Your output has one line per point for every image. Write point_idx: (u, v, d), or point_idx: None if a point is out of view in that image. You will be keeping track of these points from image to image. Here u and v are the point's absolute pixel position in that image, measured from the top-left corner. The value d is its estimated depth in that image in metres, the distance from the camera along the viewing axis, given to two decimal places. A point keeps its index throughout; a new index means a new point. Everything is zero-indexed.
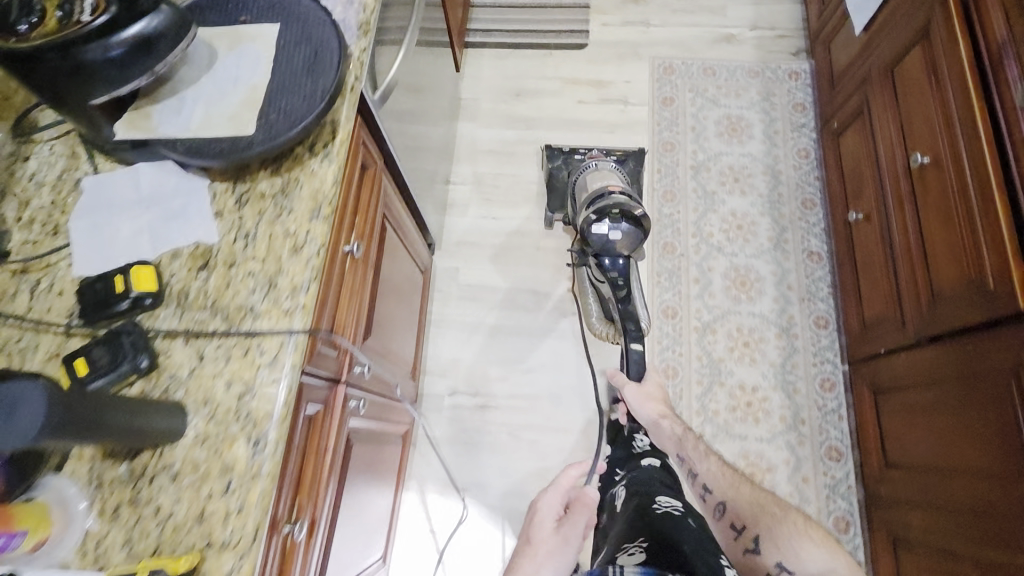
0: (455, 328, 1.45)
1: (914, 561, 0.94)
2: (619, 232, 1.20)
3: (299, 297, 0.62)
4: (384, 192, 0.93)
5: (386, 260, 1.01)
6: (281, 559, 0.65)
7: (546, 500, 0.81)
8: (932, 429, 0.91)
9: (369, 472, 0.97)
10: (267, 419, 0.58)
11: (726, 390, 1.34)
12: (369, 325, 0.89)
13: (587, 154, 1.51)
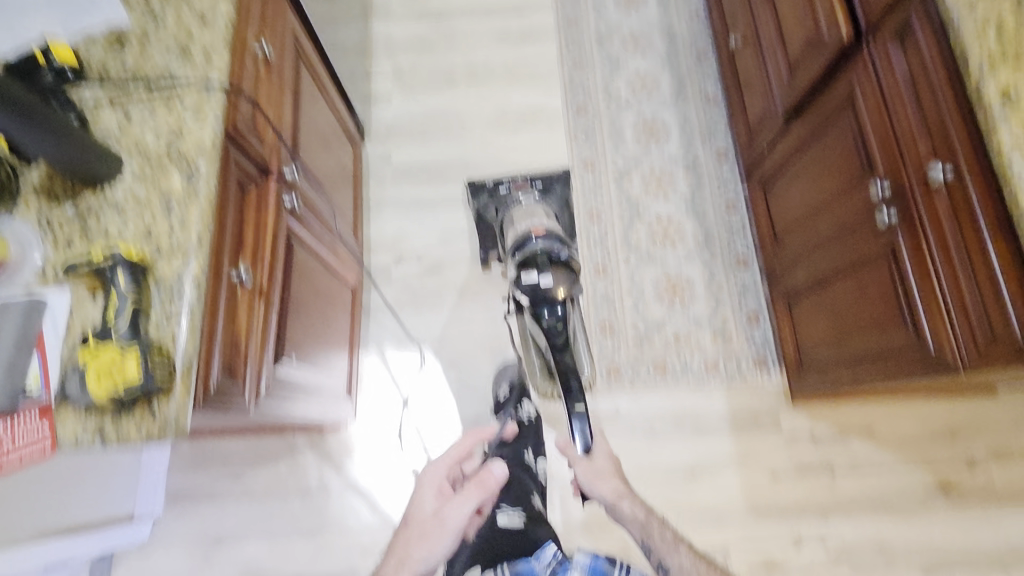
0: (394, 206, 1.50)
1: (810, 303, 1.12)
2: (551, 274, 0.98)
3: (213, 60, 0.71)
4: (291, 27, 1.00)
5: (308, 101, 1.08)
6: (239, 302, 0.74)
7: (430, 474, 1.03)
8: (809, 185, 1.09)
9: (321, 297, 1.07)
10: (199, 155, 0.66)
11: (645, 223, 1.47)
12: (297, 144, 0.98)
13: (512, 185, 1.37)
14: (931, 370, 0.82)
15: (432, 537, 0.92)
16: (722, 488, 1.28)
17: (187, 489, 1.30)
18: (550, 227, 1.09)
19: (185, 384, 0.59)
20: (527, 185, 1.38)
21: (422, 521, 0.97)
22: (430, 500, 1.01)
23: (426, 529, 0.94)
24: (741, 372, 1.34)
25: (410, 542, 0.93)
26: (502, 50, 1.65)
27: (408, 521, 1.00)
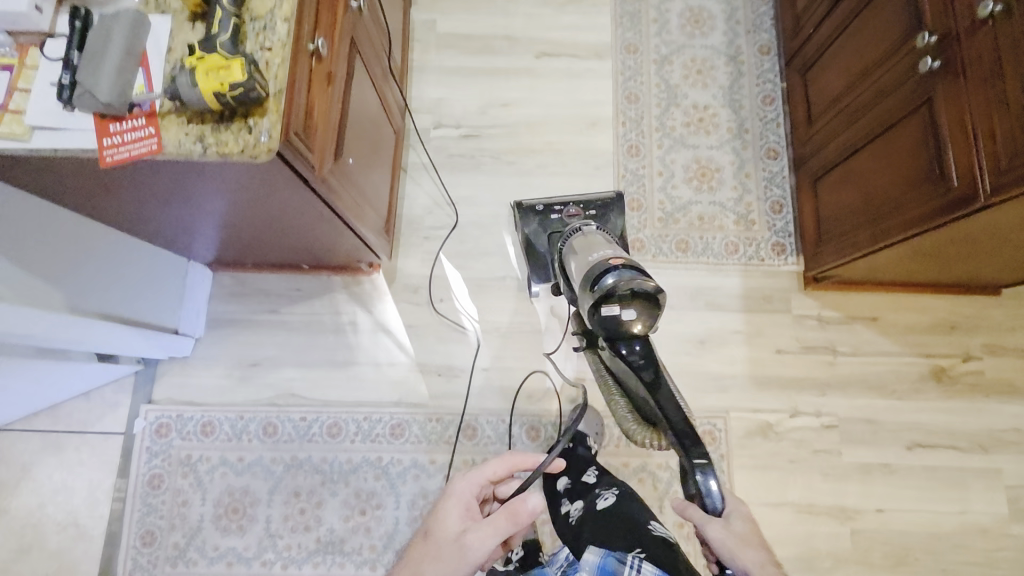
0: (436, 73, 1.52)
1: (836, 175, 1.17)
2: (633, 308, 0.84)
3: None
4: None
5: None
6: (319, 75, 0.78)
7: (460, 486, 0.89)
8: (849, 58, 1.13)
9: (369, 126, 1.11)
10: None
11: (682, 110, 1.49)
12: None
13: (566, 211, 1.26)
14: (951, 213, 0.88)
15: (446, 558, 0.79)
16: (729, 360, 1.35)
17: (226, 317, 1.38)
18: (618, 253, 0.92)
19: (280, 105, 0.63)
20: (582, 214, 1.25)
21: (440, 545, 0.82)
22: (455, 520, 0.86)
23: (437, 549, 0.81)
24: (759, 256, 1.40)
25: (427, 555, 0.82)
26: None
27: (429, 534, 0.86)
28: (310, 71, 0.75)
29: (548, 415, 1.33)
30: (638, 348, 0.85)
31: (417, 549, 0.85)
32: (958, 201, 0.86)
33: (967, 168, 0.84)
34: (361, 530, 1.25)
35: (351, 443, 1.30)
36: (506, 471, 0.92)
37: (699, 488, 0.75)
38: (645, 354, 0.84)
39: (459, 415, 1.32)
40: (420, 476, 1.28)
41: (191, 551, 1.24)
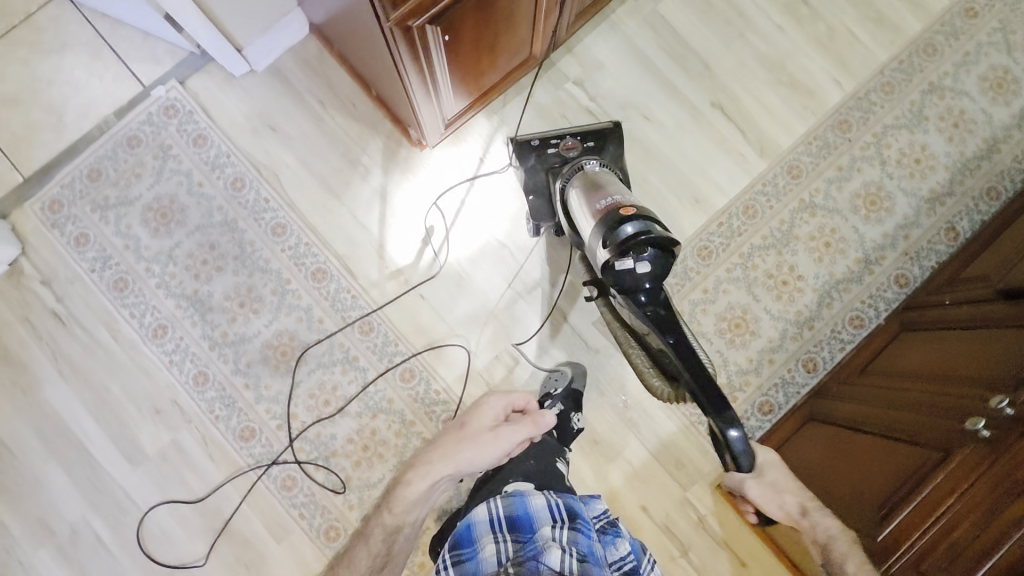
0: (621, 38, 1.40)
1: (826, 429, 1.08)
2: (649, 263, 0.90)
3: None
4: None
5: None
6: None
7: (492, 402, 1.03)
8: (941, 354, 0.99)
9: (503, 30, 1.03)
10: None
11: (778, 259, 1.34)
12: None
13: (563, 142, 1.14)
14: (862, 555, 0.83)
15: (483, 444, 0.95)
16: (601, 475, 1.29)
17: (286, 72, 1.37)
18: (620, 198, 0.96)
19: None
20: (577, 149, 1.14)
21: (474, 436, 0.97)
22: (487, 421, 1.00)
23: (469, 435, 0.97)
24: (709, 427, 1.30)
25: (464, 438, 0.97)
26: (845, 10, 1.42)
27: (461, 425, 1.01)
28: None
29: (430, 373, 1.30)
30: (650, 290, 0.91)
31: (450, 433, 1.00)
32: (878, 556, 0.81)
33: (905, 537, 0.79)
34: (229, 315, 1.30)
35: (281, 251, 1.32)
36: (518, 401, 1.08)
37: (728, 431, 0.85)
38: (658, 295, 0.91)
39: (371, 306, 1.31)
40: (303, 321, 1.30)
41: (111, 213, 1.32)
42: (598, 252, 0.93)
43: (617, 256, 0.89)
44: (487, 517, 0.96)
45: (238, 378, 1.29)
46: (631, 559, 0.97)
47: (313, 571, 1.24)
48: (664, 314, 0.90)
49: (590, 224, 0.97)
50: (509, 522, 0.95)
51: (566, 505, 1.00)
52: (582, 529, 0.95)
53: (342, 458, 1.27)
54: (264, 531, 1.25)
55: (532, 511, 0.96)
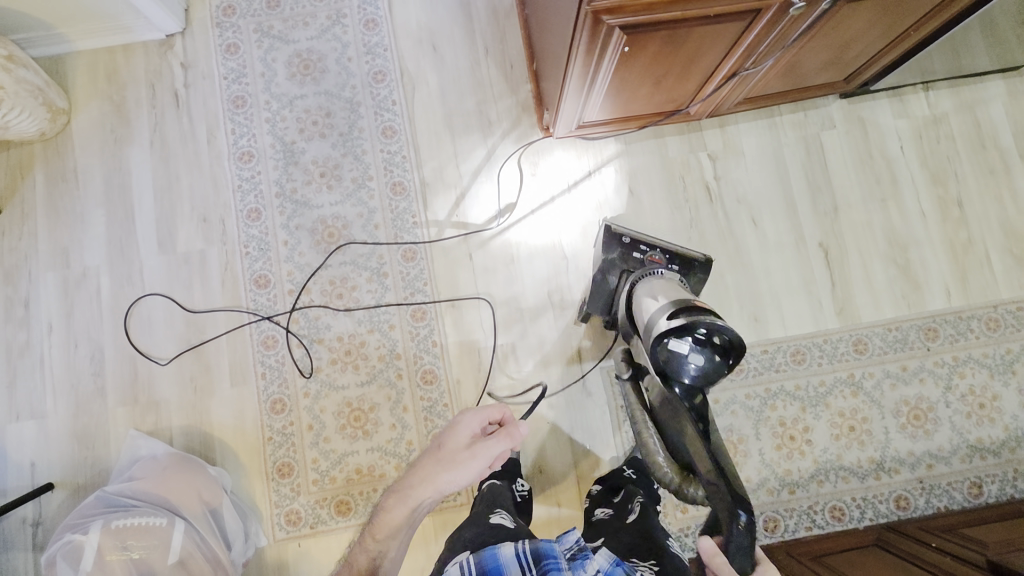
0: (772, 141, 1.41)
1: None
2: (702, 362, 0.94)
3: None
4: None
5: (880, 23, 1.03)
6: None
7: (466, 420, 1.04)
8: None
9: (672, 81, 1.09)
10: None
11: (797, 413, 1.31)
12: (828, 20, 0.97)
13: (650, 253, 1.14)
14: None
15: (462, 461, 0.97)
16: None
17: (473, 11, 1.46)
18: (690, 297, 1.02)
19: None
20: (664, 264, 1.13)
21: (455, 453, 0.99)
22: (465, 437, 1.02)
23: (446, 456, 0.99)
24: None
25: (444, 460, 0.99)
26: (992, 232, 1.38)
27: (441, 445, 1.02)
28: None
29: (438, 324, 1.34)
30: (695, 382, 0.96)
31: (431, 456, 1.02)
32: None
33: None
34: (307, 177, 1.38)
35: (380, 150, 1.40)
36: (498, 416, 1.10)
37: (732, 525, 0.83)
38: (691, 390, 0.97)
39: (423, 238, 1.37)
40: (362, 218, 1.37)
41: (267, 42, 1.43)
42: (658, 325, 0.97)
43: (677, 335, 0.93)
44: None
45: (282, 232, 1.36)
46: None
47: (243, 425, 1.29)
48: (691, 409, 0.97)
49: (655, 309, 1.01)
50: (514, 561, 0.83)
51: (535, 547, 0.85)
52: (552, 565, 0.81)
53: (323, 349, 1.32)
54: (225, 367, 1.31)
55: (500, 563, 0.83)
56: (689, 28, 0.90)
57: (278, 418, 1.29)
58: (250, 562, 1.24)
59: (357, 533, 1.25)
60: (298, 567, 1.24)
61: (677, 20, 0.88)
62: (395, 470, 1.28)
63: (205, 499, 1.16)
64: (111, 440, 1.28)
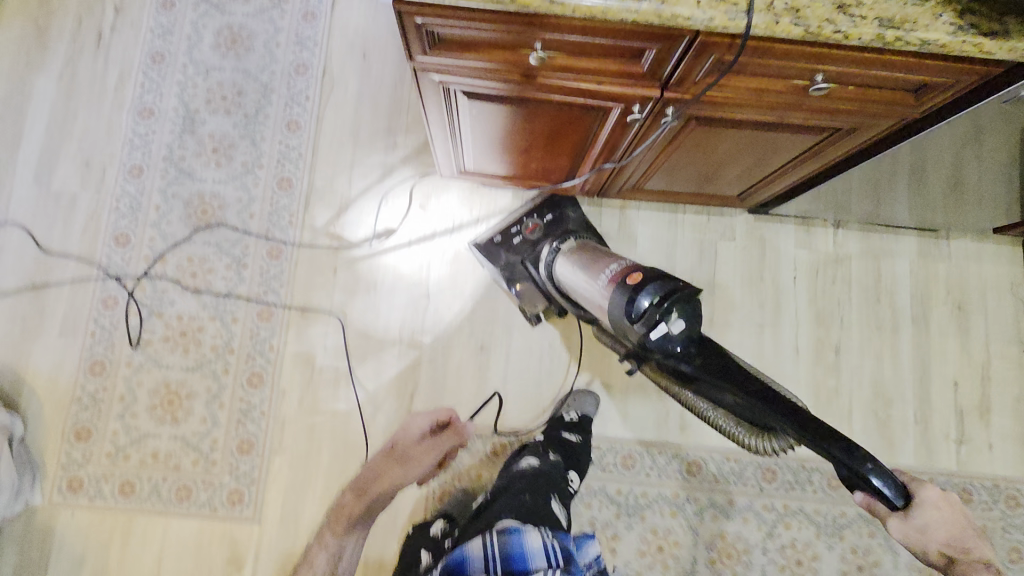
0: (668, 238, 1.38)
1: None
2: (682, 319, 0.87)
3: (755, 13, 0.61)
4: (840, 141, 0.90)
5: (754, 154, 0.99)
6: (507, 51, 0.74)
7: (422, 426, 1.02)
8: None
9: (543, 151, 1.05)
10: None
11: (608, 519, 1.26)
12: (688, 137, 0.92)
13: (524, 225, 1.26)
14: None
15: None
16: (312, 531, 1.25)
17: None
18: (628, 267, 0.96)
19: (433, 6, 0.67)
20: (537, 222, 1.26)
21: None
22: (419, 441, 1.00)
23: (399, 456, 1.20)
24: None
25: None
26: (860, 389, 1.33)
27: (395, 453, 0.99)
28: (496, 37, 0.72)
29: (281, 330, 1.31)
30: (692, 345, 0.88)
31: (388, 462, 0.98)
32: None
33: None
34: (198, 149, 1.35)
35: (279, 142, 1.37)
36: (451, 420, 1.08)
37: (870, 476, 0.69)
38: (696, 343, 0.89)
39: (294, 240, 1.34)
40: (240, 203, 1.34)
41: (203, 7, 1.42)
42: (630, 330, 0.89)
43: (647, 327, 0.86)
44: (484, 552, 0.92)
45: (157, 196, 1.33)
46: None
47: (57, 377, 1.27)
48: (710, 367, 0.86)
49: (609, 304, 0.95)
50: (541, 552, 0.91)
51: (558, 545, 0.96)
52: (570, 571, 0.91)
53: (159, 323, 1.29)
54: (58, 315, 1.29)
55: (529, 549, 0.91)
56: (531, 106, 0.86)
57: (93, 380, 1.27)
58: (21, 514, 1.22)
59: (133, 517, 1.24)
60: (68, 532, 1.22)
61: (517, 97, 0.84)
62: (192, 464, 1.26)
63: None
64: None
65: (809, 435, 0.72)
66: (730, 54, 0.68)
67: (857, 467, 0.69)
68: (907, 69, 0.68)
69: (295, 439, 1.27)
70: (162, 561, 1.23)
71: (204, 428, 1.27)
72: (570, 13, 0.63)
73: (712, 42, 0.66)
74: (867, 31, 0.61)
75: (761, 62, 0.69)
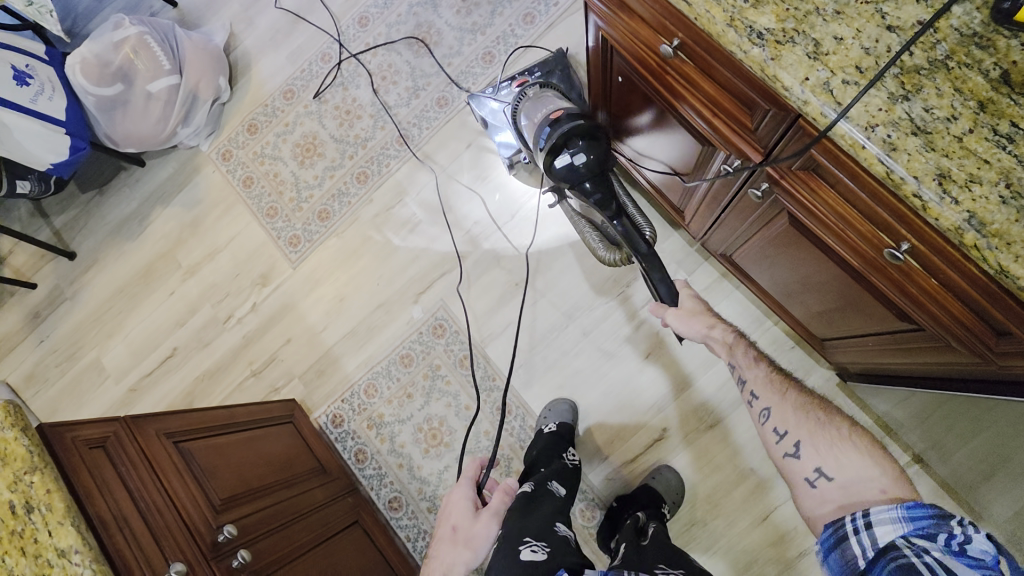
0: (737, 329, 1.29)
1: (303, 466, 1.25)
2: (585, 154, 0.95)
3: (849, 125, 0.56)
4: (919, 345, 0.78)
5: (837, 302, 0.89)
6: (649, 29, 0.75)
7: (456, 494, 1.04)
8: (326, 555, 1.11)
9: (661, 157, 1.03)
10: (771, 47, 0.58)
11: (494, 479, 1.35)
12: (780, 235, 0.86)
13: (514, 78, 1.34)
14: (186, 430, 1.05)
15: (468, 545, 0.95)
16: (316, 302, 1.52)
17: None
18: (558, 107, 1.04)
19: None
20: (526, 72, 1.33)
21: (457, 534, 0.97)
22: (466, 506, 1.02)
23: (464, 537, 0.96)
24: (348, 399, 1.46)
25: (450, 535, 0.98)
26: None
27: (447, 525, 1.00)
28: (645, 12, 0.73)
29: (403, 158, 1.52)
30: (590, 183, 0.98)
31: (443, 537, 0.99)
32: (174, 435, 1.01)
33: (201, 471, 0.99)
34: None
35: (509, 23, 1.51)
36: (478, 471, 1.08)
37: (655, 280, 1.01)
38: (596, 180, 0.99)
39: (461, 102, 1.51)
40: (449, 50, 1.53)
41: None
42: (546, 161, 1.00)
43: (556, 155, 0.96)
44: None
45: (404, 7, 1.58)
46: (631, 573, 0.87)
47: (266, 83, 1.65)
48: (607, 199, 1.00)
49: (535, 135, 1.04)
50: None
51: None
52: None
53: (341, 94, 1.58)
54: (296, 44, 1.64)
55: None
56: (654, 97, 0.86)
57: (281, 101, 1.62)
58: (190, 149, 1.66)
59: (237, 203, 1.61)
60: (203, 180, 1.64)
61: (644, 81, 0.84)
62: (288, 199, 1.58)
63: (197, 85, 1.56)
64: (216, 15, 1.71)
65: (636, 248, 1.02)
66: (822, 157, 0.63)
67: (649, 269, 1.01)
68: (990, 298, 0.57)
69: (352, 237, 1.52)
70: (231, 242, 1.59)
71: (311, 183, 1.57)
72: (695, 21, 0.62)
73: (810, 134, 0.61)
74: (950, 217, 0.53)
75: (849, 189, 0.63)
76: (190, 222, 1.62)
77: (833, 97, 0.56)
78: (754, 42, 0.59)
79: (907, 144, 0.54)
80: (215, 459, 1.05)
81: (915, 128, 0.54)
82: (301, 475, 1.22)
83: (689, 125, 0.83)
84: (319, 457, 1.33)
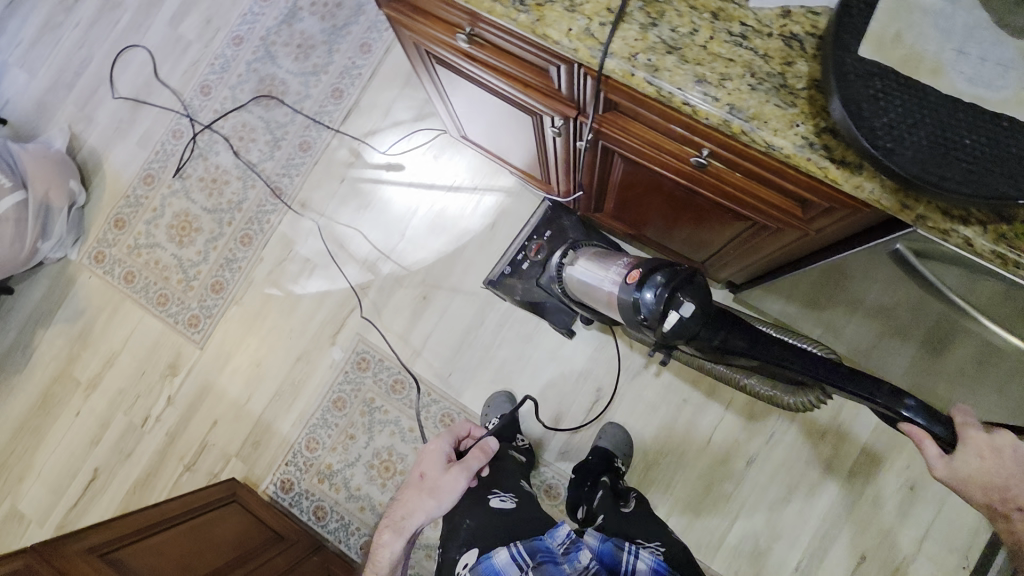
0: None
1: (256, 540, 1.21)
2: (693, 302, 0.76)
3: (615, 58, 0.62)
4: (761, 237, 0.86)
5: (692, 223, 0.97)
6: (446, 23, 0.79)
7: (435, 446, 1.05)
8: None
9: (511, 138, 1.09)
10: (533, 9, 0.64)
11: None
12: (625, 176, 0.93)
13: (530, 247, 1.28)
14: (113, 542, 0.99)
15: (431, 496, 0.95)
16: (233, 374, 1.48)
17: None
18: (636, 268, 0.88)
19: None
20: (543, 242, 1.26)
21: (425, 485, 0.98)
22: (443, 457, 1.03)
23: (429, 486, 0.97)
24: (291, 460, 1.42)
25: (419, 489, 0.98)
26: (751, 507, 1.27)
27: (419, 477, 1.01)
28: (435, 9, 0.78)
29: (282, 210, 1.51)
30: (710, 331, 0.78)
31: (411, 489, 0.99)
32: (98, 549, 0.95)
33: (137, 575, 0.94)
34: (288, 41, 1.57)
35: (348, 57, 1.54)
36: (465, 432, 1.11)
37: (904, 415, 0.71)
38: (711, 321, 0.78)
39: (324, 142, 1.52)
40: (298, 95, 1.55)
41: None
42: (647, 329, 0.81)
43: (661, 319, 0.77)
44: None
45: (243, 66, 1.58)
46: (622, 555, 0.89)
47: (122, 175, 1.60)
48: (735, 338, 0.79)
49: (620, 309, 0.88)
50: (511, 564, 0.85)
51: (526, 545, 0.88)
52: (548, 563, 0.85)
53: (203, 165, 1.56)
54: (143, 129, 1.61)
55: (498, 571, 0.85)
56: (479, 84, 0.90)
57: (142, 187, 1.58)
58: (58, 262, 1.58)
59: (123, 301, 1.54)
60: (81, 289, 1.56)
61: (465, 72, 0.89)
62: (176, 281, 1.53)
63: (47, 194, 1.49)
64: (51, 121, 1.65)
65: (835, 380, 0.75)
66: (614, 96, 0.69)
67: (885, 405, 0.71)
68: (778, 174, 0.65)
69: (252, 300, 1.49)
70: (128, 341, 1.52)
71: (197, 260, 1.53)
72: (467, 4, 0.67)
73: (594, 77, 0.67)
74: (717, 114, 0.60)
75: (643, 116, 0.70)
76: (78, 334, 1.54)
77: (596, 39, 0.62)
78: (519, 9, 0.64)
79: (665, 63, 0.61)
80: (153, 559, 1.00)
81: (669, 48, 0.61)
82: (256, 548, 1.18)
83: (516, 101, 0.87)
84: (273, 525, 1.29)
